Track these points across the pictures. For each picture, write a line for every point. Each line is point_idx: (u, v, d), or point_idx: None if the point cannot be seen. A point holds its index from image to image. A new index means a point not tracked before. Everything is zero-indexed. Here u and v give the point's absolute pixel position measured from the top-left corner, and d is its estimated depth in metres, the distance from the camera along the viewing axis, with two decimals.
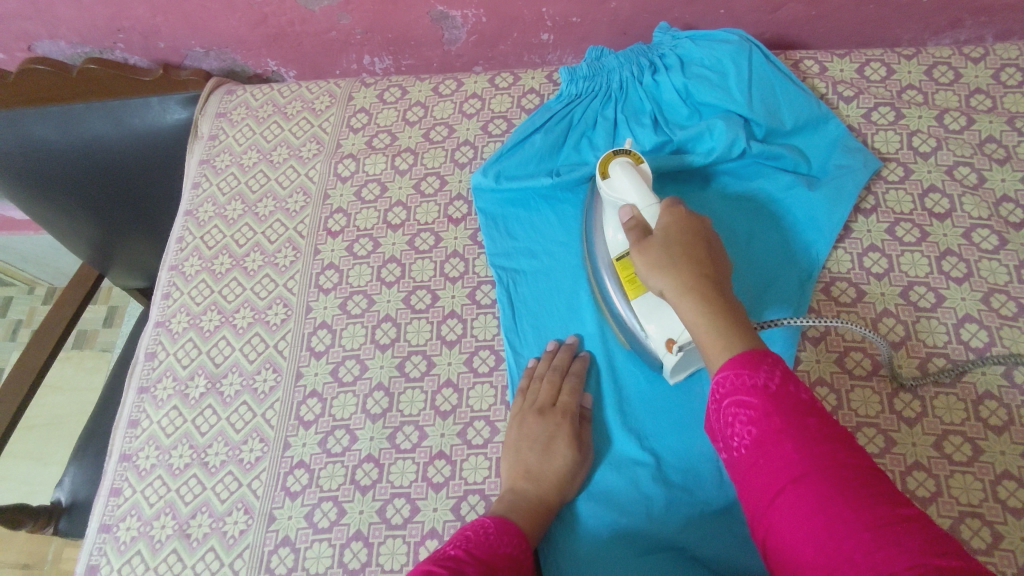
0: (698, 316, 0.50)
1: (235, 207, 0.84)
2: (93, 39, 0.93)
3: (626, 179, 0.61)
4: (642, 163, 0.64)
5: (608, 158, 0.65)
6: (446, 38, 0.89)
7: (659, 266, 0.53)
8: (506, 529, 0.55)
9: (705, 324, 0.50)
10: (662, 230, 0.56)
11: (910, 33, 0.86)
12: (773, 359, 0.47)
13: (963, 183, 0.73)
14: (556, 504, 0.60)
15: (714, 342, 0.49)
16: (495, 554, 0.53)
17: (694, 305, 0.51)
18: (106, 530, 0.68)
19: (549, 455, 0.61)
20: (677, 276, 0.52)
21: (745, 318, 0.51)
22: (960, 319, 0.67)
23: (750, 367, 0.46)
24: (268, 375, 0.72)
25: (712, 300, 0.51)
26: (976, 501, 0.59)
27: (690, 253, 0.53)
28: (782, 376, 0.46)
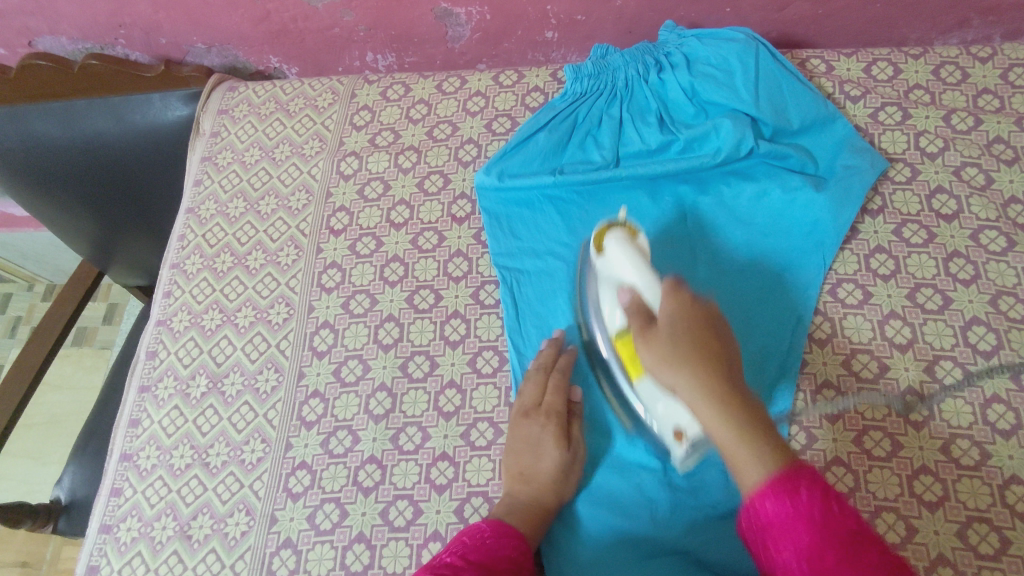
0: (720, 426, 0.49)
1: (237, 205, 0.83)
2: (94, 35, 0.92)
3: (623, 255, 0.62)
4: (637, 236, 0.65)
5: (602, 232, 0.67)
6: (449, 35, 0.89)
7: (669, 362, 0.52)
8: (505, 531, 0.55)
9: (727, 433, 0.48)
10: (668, 324, 0.54)
11: (917, 32, 0.85)
12: (807, 473, 0.46)
13: (970, 184, 0.72)
14: (554, 505, 0.60)
15: (742, 454, 0.48)
16: (493, 557, 0.53)
17: (714, 413, 0.49)
18: (106, 530, 0.67)
19: (540, 458, 0.61)
20: (690, 374, 0.51)
21: (766, 418, 0.49)
22: (967, 321, 0.66)
23: (789, 492, 0.45)
24: (270, 375, 0.72)
25: (730, 402, 0.49)
26: (983, 506, 0.58)
27: (700, 347, 0.52)
28: (823, 495, 0.45)
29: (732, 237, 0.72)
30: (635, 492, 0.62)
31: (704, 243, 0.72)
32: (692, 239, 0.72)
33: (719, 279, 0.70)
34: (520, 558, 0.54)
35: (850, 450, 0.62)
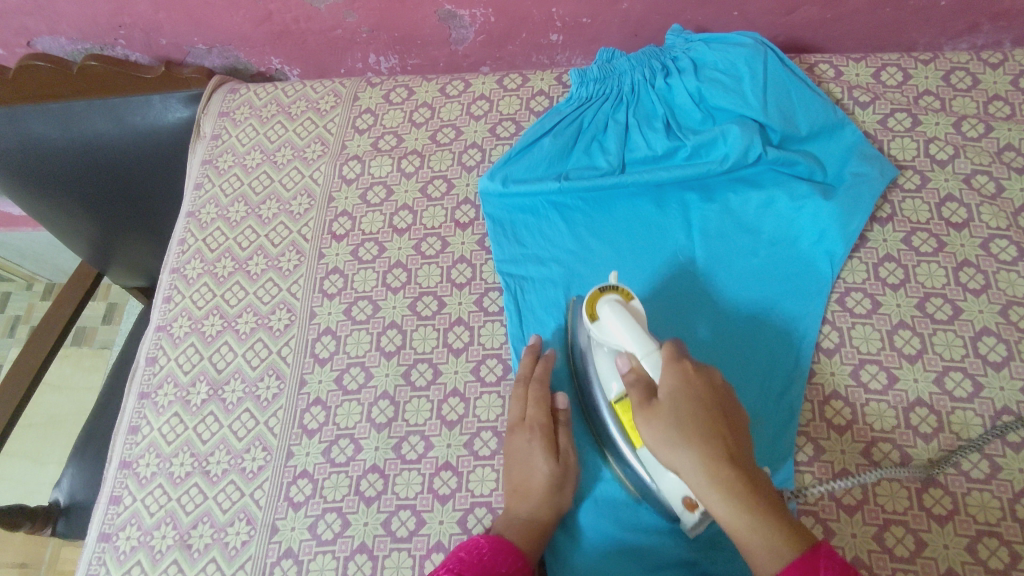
0: (733, 513, 0.47)
1: (238, 209, 0.82)
2: (94, 35, 0.91)
3: (618, 323, 0.57)
4: (631, 300, 0.60)
5: (595, 296, 0.61)
6: (453, 38, 0.88)
7: (675, 444, 0.50)
8: (501, 547, 0.55)
9: (738, 520, 0.47)
10: (669, 397, 0.51)
11: (926, 37, 0.84)
12: (824, 551, 0.44)
13: (981, 192, 0.71)
14: (552, 519, 0.59)
15: (759, 543, 0.46)
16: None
17: (724, 500, 0.48)
18: (105, 539, 0.67)
19: (533, 474, 0.60)
20: (699, 459, 0.49)
21: (775, 497, 0.48)
22: (977, 332, 0.65)
23: (805, 574, 0.44)
24: (271, 382, 0.71)
25: (741, 487, 0.48)
26: (994, 520, 0.58)
27: (703, 425, 0.50)
28: (841, 568, 0.44)
29: (738, 245, 0.71)
30: (639, 502, 0.61)
31: (711, 250, 0.71)
32: (698, 246, 0.72)
33: (726, 288, 0.69)
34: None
35: (859, 462, 0.61)
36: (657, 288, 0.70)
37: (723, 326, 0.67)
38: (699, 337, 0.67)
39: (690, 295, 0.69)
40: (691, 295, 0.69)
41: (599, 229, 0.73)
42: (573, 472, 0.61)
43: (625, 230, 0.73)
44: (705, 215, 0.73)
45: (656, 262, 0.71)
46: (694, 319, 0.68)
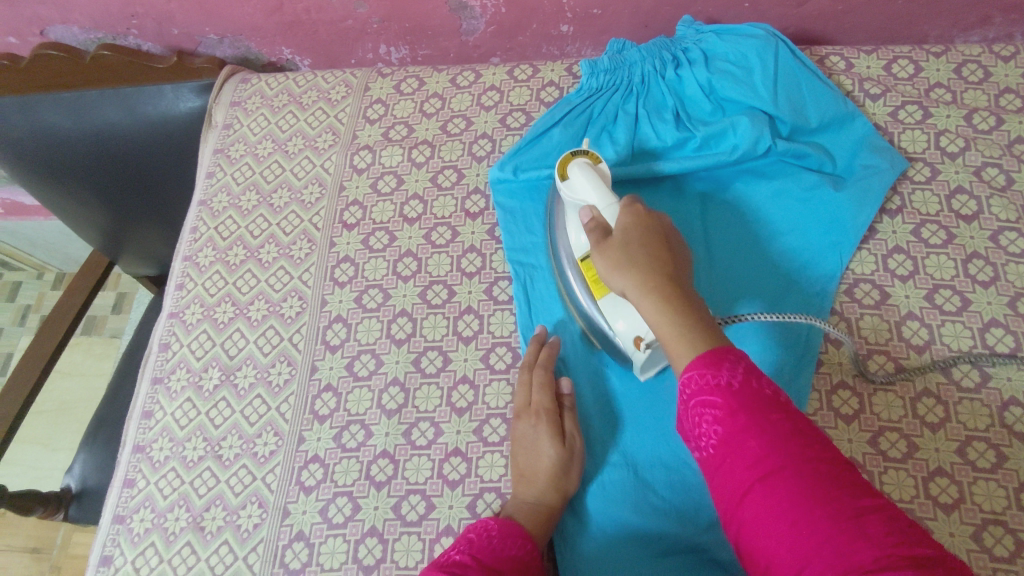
0: (661, 317, 0.50)
1: (250, 197, 0.83)
2: (107, 24, 0.92)
3: (585, 180, 0.61)
4: (600, 163, 0.63)
5: (565, 159, 0.64)
6: (464, 28, 0.88)
7: (624, 267, 0.53)
8: (511, 531, 0.55)
9: (667, 328, 0.49)
10: (621, 229, 0.55)
11: (937, 30, 0.84)
12: (734, 353, 0.47)
13: (991, 184, 0.71)
14: (558, 505, 0.60)
15: (678, 340, 0.49)
16: (500, 558, 0.53)
17: (656, 303, 0.50)
18: (119, 521, 0.68)
19: (538, 457, 0.61)
20: (638, 275, 0.52)
21: (705, 312, 0.50)
22: (986, 323, 0.65)
23: (713, 365, 0.46)
24: (283, 368, 0.72)
25: (673, 296, 0.50)
26: (1000, 509, 0.58)
27: (648, 251, 0.53)
28: (745, 371, 0.45)
29: (748, 236, 0.71)
30: (647, 487, 0.62)
31: (719, 242, 0.72)
32: (708, 237, 0.72)
33: (735, 278, 0.70)
34: (527, 559, 0.54)
35: (865, 450, 0.61)
36: None
37: (732, 317, 0.68)
38: None
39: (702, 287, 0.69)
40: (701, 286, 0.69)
41: None
42: (577, 457, 0.62)
43: None
44: (714, 207, 0.73)
45: None
46: None
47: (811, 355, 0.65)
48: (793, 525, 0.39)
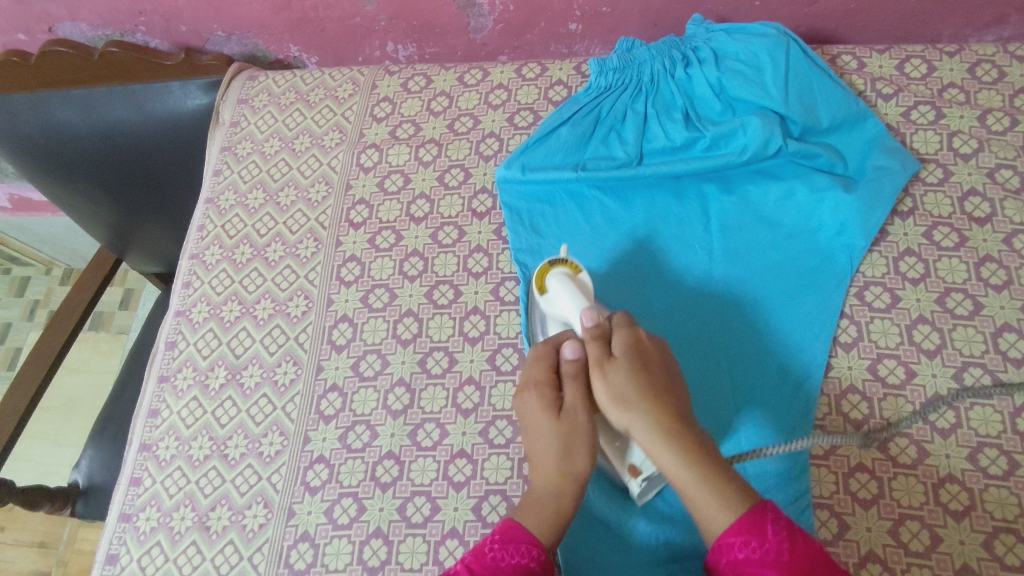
0: (682, 471, 0.49)
1: (256, 196, 0.83)
2: (115, 21, 0.91)
3: (567, 298, 0.59)
4: (579, 272, 0.61)
5: (544, 267, 0.62)
6: (472, 26, 0.87)
7: (630, 408, 0.52)
8: (514, 536, 0.51)
9: (689, 480, 0.49)
10: (624, 357, 0.54)
11: (951, 28, 0.83)
12: (771, 513, 0.47)
13: (1004, 186, 0.70)
14: (567, 487, 0.53)
15: (705, 496, 0.48)
16: (499, 571, 0.49)
17: (672, 456, 0.50)
18: (126, 519, 0.68)
19: (540, 440, 0.55)
20: (650, 417, 0.51)
21: (721, 457, 0.50)
22: (998, 328, 0.65)
23: (755, 532, 0.46)
24: (289, 367, 0.72)
25: (689, 446, 0.50)
26: (1011, 517, 0.57)
27: (654, 389, 0.52)
28: (789, 534, 0.46)
29: (756, 237, 0.71)
30: (654, 491, 0.62)
31: (727, 244, 0.71)
32: (716, 238, 0.71)
33: (744, 281, 0.69)
34: (533, 567, 0.50)
35: (875, 456, 0.61)
36: (673, 279, 0.70)
37: (739, 319, 0.68)
38: (715, 332, 0.67)
39: (710, 290, 0.69)
40: (708, 289, 0.69)
41: (615, 221, 0.73)
42: (581, 430, 0.54)
43: (643, 221, 0.73)
44: (722, 209, 0.72)
45: (673, 252, 0.71)
46: (709, 312, 0.68)
47: (819, 361, 0.64)
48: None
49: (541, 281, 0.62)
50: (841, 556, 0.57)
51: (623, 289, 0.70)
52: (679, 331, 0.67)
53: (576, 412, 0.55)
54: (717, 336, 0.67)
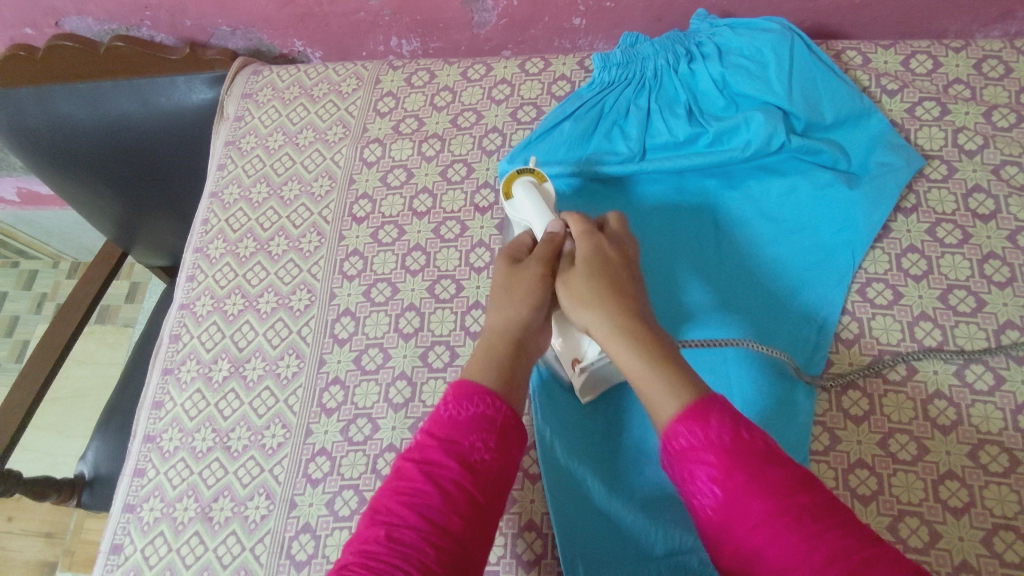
0: (630, 358, 0.53)
1: (260, 190, 0.83)
2: (120, 16, 0.92)
3: (530, 205, 0.64)
4: (545, 181, 0.66)
5: (511, 176, 0.66)
6: (475, 21, 0.87)
7: (587, 305, 0.56)
8: (467, 390, 0.53)
9: (636, 368, 0.52)
10: (585, 258, 0.58)
11: (957, 24, 0.83)
12: (717, 405, 0.49)
13: (1009, 183, 0.70)
14: (505, 324, 0.57)
15: (647, 376, 0.51)
16: (458, 423, 0.52)
17: (622, 346, 0.53)
18: (130, 510, 0.69)
19: (497, 285, 0.60)
20: (603, 313, 0.55)
21: (672, 352, 0.53)
22: (1001, 325, 0.64)
23: (699, 420, 0.48)
24: (291, 361, 0.72)
25: (637, 334, 0.53)
26: (1011, 514, 0.57)
27: (608, 289, 0.56)
28: (732, 423, 0.47)
29: (759, 232, 0.71)
30: (652, 483, 0.62)
31: (729, 238, 0.71)
32: (719, 234, 0.71)
33: (748, 276, 0.69)
34: (492, 413, 0.52)
35: (875, 452, 0.60)
36: (675, 274, 0.70)
37: (742, 313, 0.67)
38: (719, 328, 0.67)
39: (713, 285, 0.69)
40: (711, 284, 0.69)
41: (617, 216, 0.73)
42: (531, 277, 0.58)
43: (646, 217, 0.73)
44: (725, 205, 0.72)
45: (676, 247, 0.71)
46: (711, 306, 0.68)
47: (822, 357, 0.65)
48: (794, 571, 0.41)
49: (507, 187, 0.66)
50: None
51: None
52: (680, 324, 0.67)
53: (532, 264, 0.59)
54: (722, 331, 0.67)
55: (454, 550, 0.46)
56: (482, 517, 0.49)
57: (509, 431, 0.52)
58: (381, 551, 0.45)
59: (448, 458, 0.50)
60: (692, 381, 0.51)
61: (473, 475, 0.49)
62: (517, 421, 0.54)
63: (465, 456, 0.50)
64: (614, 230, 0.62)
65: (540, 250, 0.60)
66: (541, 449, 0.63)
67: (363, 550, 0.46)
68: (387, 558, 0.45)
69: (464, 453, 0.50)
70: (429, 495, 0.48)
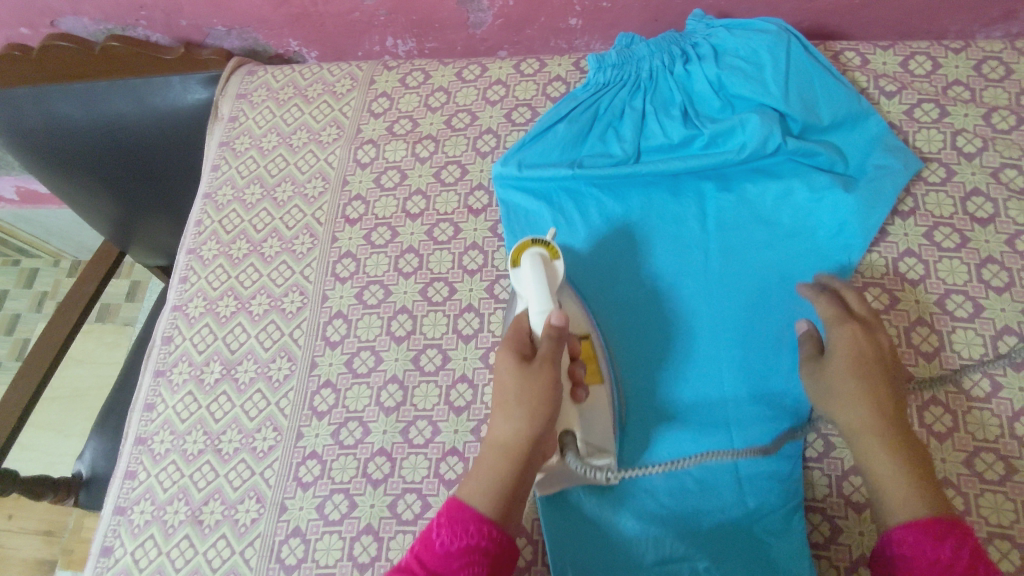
0: (880, 455, 0.52)
1: (254, 191, 0.83)
2: (116, 15, 0.91)
3: (532, 276, 0.60)
4: (555, 259, 0.61)
5: (524, 244, 0.62)
6: (470, 21, 0.87)
7: (836, 393, 0.56)
8: (461, 518, 0.50)
9: (890, 468, 0.51)
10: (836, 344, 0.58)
11: (958, 24, 0.82)
12: (959, 535, 0.47)
13: (1008, 186, 0.69)
14: (515, 436, 0.52)
15: (898, 479, 0.50)
16: (448, 559, 0.48)
17: (877, 442, 0.52)
18: (120, 512, 0.68)
19: (502, 386, 0.54)
20: (853, 403, 0.54)
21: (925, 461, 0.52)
22: (998, 331, 0.64)
23: (937, 539, 0.47)
24: (283, 363, 0.72)
25: (878, 424, 0.53)
26: (1007, 523, 0.57)
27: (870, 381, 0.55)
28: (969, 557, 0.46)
29: (754, 235, 0.70)
30: (645, 490, 0.61)
31: (724, 242, 0.70)
32: (714, 237, 0.71)
33: (741, 281, 0.68)
34: (485, 546, 0.49)
35: None
36: (671, 281, 0.69)
37: (735, 318, 0.67)
38: (714, 337, 0.66)
39: (709, 290, 0.68)
40: (707, 290, 0.68)
41: (611, 222, 0.73)
42: (543, 379, 0.53)
43: (640, 221, 0.72)
44: (720, 208, 0.72)
45: (671, 254, 0.71)
46: (706, 314, 0.67)
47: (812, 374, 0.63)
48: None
49: (515, 255, 0.62)
50: (834, 560, 0.58)
51: (617, 292, 0.70)
52: (673, 332, 0.67)
53: (544, 363, 0.54)
54: (718, 339, 0.66)
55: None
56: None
57: (499, 566, 0.50)
58: None
59: None
60: (934, 494, 0.49)
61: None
62: (509, 550, 0.51)
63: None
64: (868, 316, 0.59)
65: (545, 345, 0.55)
66: None
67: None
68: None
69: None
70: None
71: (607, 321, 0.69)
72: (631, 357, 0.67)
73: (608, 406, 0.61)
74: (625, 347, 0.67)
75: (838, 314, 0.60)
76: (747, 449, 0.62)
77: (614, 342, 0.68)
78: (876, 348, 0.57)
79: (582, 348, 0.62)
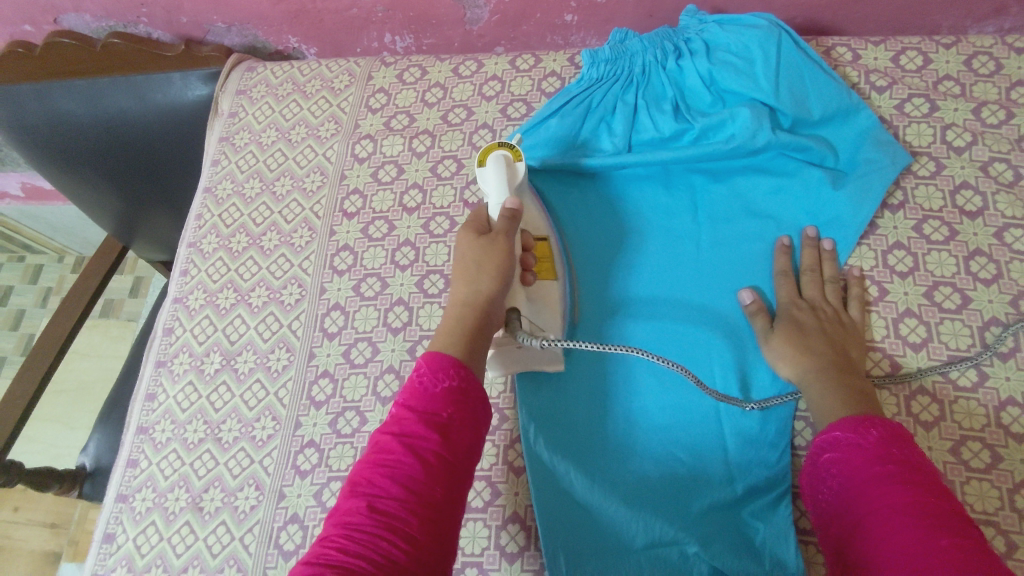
0: (822, 389, 0.59)
1: (253, 185, 0.84)
2: (117, 13, 0.93)
3: (492, 173, 0.64)
4: (519, 160, 0.65)
5: (491, 147, 0.66)
6: (468, 18, 0.88)
7: (781, 355, 0.62)
8: (441, 363, 0.52)
9: (828, 395, 0.58)
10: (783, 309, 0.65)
11: (950, 20, 0.82)
12: (878, 424, 0.53)
13: (997, 180, 0.70)
14: (474, 294, 0.57)
15: (832, 400, 0.58)
16: (434, 398, 0.51)
17: (818, 383, 0.59)
18: (123, 500, 0.70)
19: (463, 257, 0.60)
20: (795, 353, 0.61)
21: (866, 393, 0.58)
22: (985, 322, 0.64)
23: (853, 426, 0.53)
24: (282, 354, 0.73)
25: (818, 362, 0.60)
26: (991, 510, 0.58)
27: (809, 339, 0.62)
28: (882, 435, 0.52)
29: (746, 228, 0.71)
30: (635, 476, 0.62)
31: (715, 233, 0.71)
32: (705, 230, 0.72)
33: (730, 271, 0.69)
34: (464, 383, 0.52)
35: None
36: (662, 270, 0.71)
37: (726, 310, 0.68)
38: (704, 325, 0.67)
39: (699, 279, 0.70)
40: (698, 280, 0.69)
41: (604, 214, 0.74)
42: (499, 248, 0.59)
43: (632, 216, 0.73)
44: (712, 201, 0.73)
45: (660, 243, 0.72)
46: (697, 302, 0.69)
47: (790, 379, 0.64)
48: (910, 552, 0.44)
49: (482, 156, 0.66)
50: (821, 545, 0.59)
51: (609, 282, 0.71)
52: (662, 321, 0.68)
53: (499, 236, 0.60)
54: (709, 326, 0.67)
55: (433, 521, 0.46)
56: (455, 488, 0.49)
57: (480, 403, 0.52)
58: (363, 521, 0.45)
59: (427, 430, 0.49)
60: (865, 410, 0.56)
61: (452, 447, 0.49)
62: (483, 392, 0.53)
63: (444, 426, 0.49)
64: (817, 291, 0.66)
65: (501, 222, 0.60)
66: (525, 443, 0.63)
67: (345, 522, 0.46)
68: (367, 532, 0.45)
69: (443, 426, 0.49)
70: (410, 468, 0.47)
71: (597, 308, 0.70)
72: (617, 340, 0.68)
73: (556, 300, 0.65)
74: (616, 337, 0.68)
75: (791, 285, 0.66)
76: (736, 436, 0.63)
77: (604, 329, 0.69)
78: (820, 319, 0.64)
79: (537, 248, 0.66)
